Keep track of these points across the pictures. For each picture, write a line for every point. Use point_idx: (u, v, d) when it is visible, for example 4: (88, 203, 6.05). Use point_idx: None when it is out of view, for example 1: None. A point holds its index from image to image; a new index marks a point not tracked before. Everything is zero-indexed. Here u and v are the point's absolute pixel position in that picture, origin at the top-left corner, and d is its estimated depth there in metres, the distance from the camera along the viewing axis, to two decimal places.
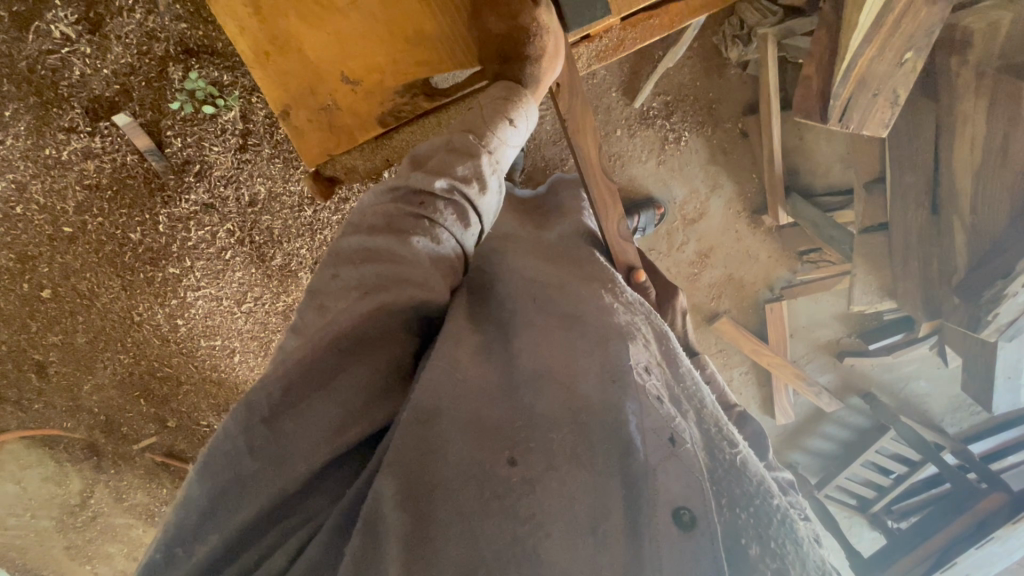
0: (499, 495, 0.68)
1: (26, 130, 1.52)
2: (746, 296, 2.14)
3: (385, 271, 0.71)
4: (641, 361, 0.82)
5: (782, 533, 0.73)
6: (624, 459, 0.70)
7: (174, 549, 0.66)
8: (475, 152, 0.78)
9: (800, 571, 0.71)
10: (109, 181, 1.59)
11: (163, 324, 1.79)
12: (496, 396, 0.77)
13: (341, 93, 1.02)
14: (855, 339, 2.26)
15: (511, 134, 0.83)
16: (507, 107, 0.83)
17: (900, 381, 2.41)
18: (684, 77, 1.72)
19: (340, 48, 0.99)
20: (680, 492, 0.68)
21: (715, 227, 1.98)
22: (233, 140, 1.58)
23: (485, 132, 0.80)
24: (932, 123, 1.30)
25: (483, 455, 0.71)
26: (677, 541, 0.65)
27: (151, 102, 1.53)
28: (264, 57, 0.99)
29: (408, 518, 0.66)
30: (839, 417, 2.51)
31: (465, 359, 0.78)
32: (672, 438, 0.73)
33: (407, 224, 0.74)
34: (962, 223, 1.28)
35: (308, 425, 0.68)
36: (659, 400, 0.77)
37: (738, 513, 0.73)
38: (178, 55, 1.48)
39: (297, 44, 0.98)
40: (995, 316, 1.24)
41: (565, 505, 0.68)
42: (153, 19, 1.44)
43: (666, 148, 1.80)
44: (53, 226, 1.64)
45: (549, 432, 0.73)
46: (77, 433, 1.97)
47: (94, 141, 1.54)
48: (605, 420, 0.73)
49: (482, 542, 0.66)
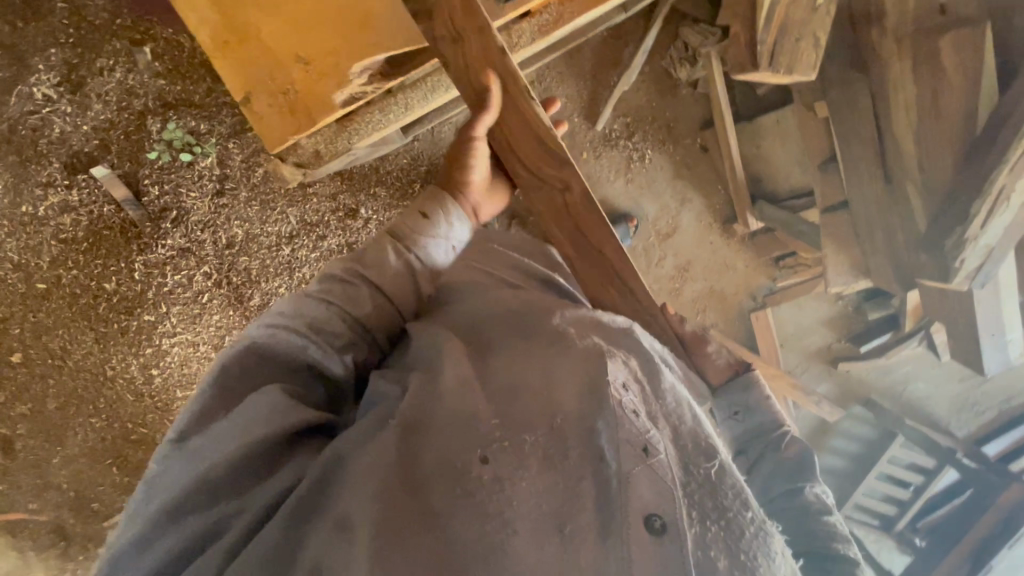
0: (466, 493, 0.60)
1: (4, 188, 1.54)
2: (730, 308, 2.15)
3: (356, 302, 0.79)
4: (619, 376, 0.71)
5: (756, 545, 0.63)
6: (597, 467, 0.63)
7: (126, 545, 0.59)
8: (422, 231, 0.86)
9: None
10: (85, 233, 1.60)
11: (137, 376, 1.73)
12: (471, 395, 0.69)
13: (299, 77, 1.02)
14: (845, 344, 2.25)
15: (435, 233, 0.87)
16: (432, 205, 0.88)
17: (898, 384, 2.34)
18: (640, 100, 1.83)
19: (297, 34, 1.01)
20: (652, 497, 0.61)
21: (689, 240, 2.02)
22: (209, 185, 1.62)
23: (435, 212, 0.88)
24: (868, 96, 1.39)
25: (456, 452, 0.63)
26: (647, 547, 0.59)
27: (129, 155, 1.57)
28: (224, 47, 1.01)
29: (378, 509, 0.57)
30: (845, 429, 2.43)
31: (454, 365, 0.73)
32: (645, 446, 0.65)
33: (377, 251, 0.84)
34: (914, 182, 1.33)
35: (265, 393, 0.68)
36: (635, 413, 0.67)
37: (707, 526, 0.62)
38: (156, 108, 1.56)
39: (256, 31, 1.00)
40: (963, 261, 1.27)
41: (532, 509, 0.60)
42: (133, 76, 1.53)
43: (632, 167, 1.88)
44: (26, 284, 1.62)
45: (523, 433, 0.65)
46: (44, 516, 1.83)
47: (72, 194, 1.57)
48: (580, 429, 0.66)
49: (449, 543, 0.57)
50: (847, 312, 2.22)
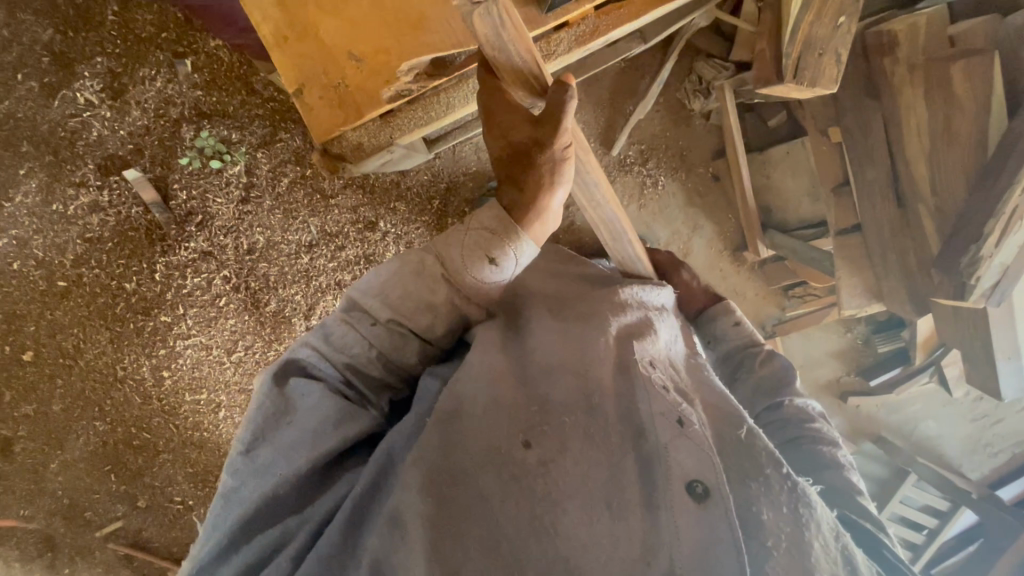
0: (515, 476, 0.68)
1: (37, 187, 1.59)
2: None
3: (408, 328, 0.79)
4: (646, 355, 0.81)
5: (798, 496, 0.69)
6: (637, 440, 0.71)
7: (212, 551, 0.70)
8: (482, 273, 0.78)
9: (818, 534, 0.67)
10: (111, 233, 1.63)
11: (147, 378, 1.73)
12: (512, 381, 0.78)
13: (350, 72, 1.07)
14: (856, 378, 2.25)
15: (498, 271, 0.79)
16: (495, 244, 0.77)
17: (910, 422, 2.34)
18: (655, 128, 1.90)
19: (353, 31, 1.06)
20: (692, 465, 0.67)
21: (700, 266, 2.05)
22: (236, 192, 1.66)
23: (496, 252, 0.77)
24: (880, 124, 1.45)
25: (501, 437, 0.71)
26: (692, 510, 0.65)
27: (161, 159, 1.63)
28: (283, 42, 1.06)
29: (429, 504, 0.66)
30: (858, 468, 2.36)
31: (489, 342, 0.81)
32: (679, 419, 0.71)
33: (428, 292, 0.78)
34: (927, 207, 1.38)
35: (308, 415, 0.74)
36: (665, 389, 0.76)
37: (748, 483, 0.71)
38: (191, 117, 1.62)
39: (315, 32, 1.06)
40: (979, 280, 1.24)
41: (580, 486, 0.68)
42: (172, 86, 1.60)
43: (645, 193, 1.93)
44: (47, 281, 1.65)
45: (562, 416, 0.73)
46: (35, 522, 1.79)
47: (102, 195, 1.61)
48: (616, 403, 0.75)
49: (500, 526, 0.65)
50: (856, 345, 2.22)
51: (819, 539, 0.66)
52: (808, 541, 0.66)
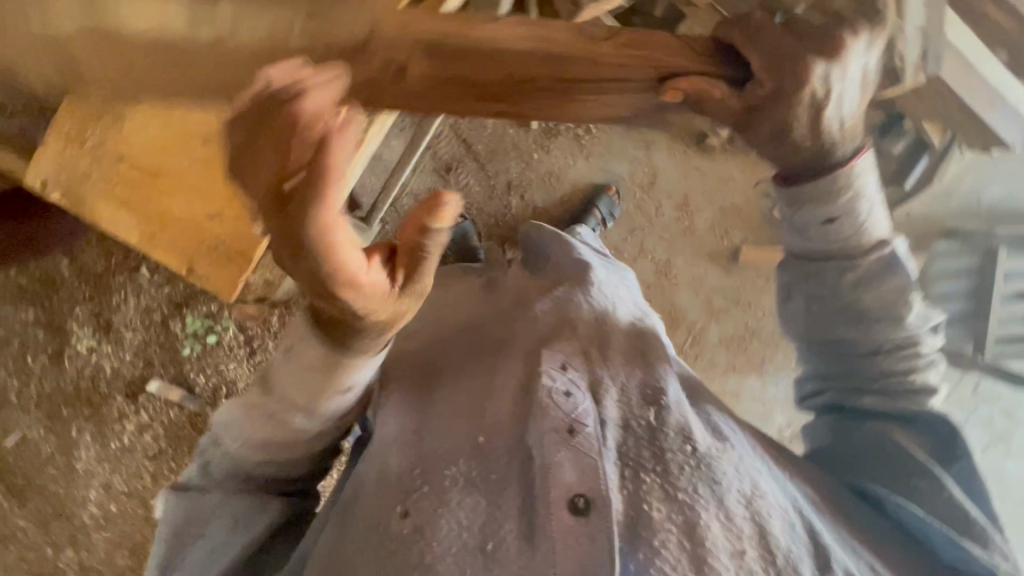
0: (393, 551, 0.68)
1: (93, 436, 1.76)
2: (751, 217, 2.06)
3: (288, 456, 0.79)
4: (557, 362, 0.82)
5: (693, 479, 0.71)
6: (526, 464, 0.72)
7: None
8: (326, 401, 0.73)
9: (717, 513, 0.69)
10: (166, 440, 1.78)
11: None
12: (408, 441, 0.76)
13: (218, 229, 1.01)
14: (889, 191, 2.08)
15: (343, 392, 0.73)
16: (330, 381, 0.70)
17: (965, 200, 2.15)
18: None
19: (206, 193, 1.01)
20: (574, 480, 0.69)
21: (675, 176, 2.00)
22: (241, 350, 1.77)
23: (327, 378, 0.70)
24: None
25: (382, 512, 0.71)
26: (574, 529, 0.66)
27: (169, 359, 1.76)
28: (152, 237, 1.02)
29: None
30: (941, 272, 2.15)
31: (383, 423, 0.78)
32: (570, 429, 0.73)
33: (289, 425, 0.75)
34: None
35: (205, 526, 0.78)
36: (566, 398, 0.77)
37: (640, 478, 0.71)
38: (172, 312, 1.75)
39: (171, 215, 1.01)
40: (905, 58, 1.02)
41: (455, 534, 0.67)
42: (144, 296, 1.73)
43: (584, 143, 1.93)
44: (143, 506, 1.80)
45: (446, 468, 0.72)
46: None
47: (143, 414, 1.76)
48: (506, 436, 0.75)
49: None
50: None
51: (712, 517, 0.68)
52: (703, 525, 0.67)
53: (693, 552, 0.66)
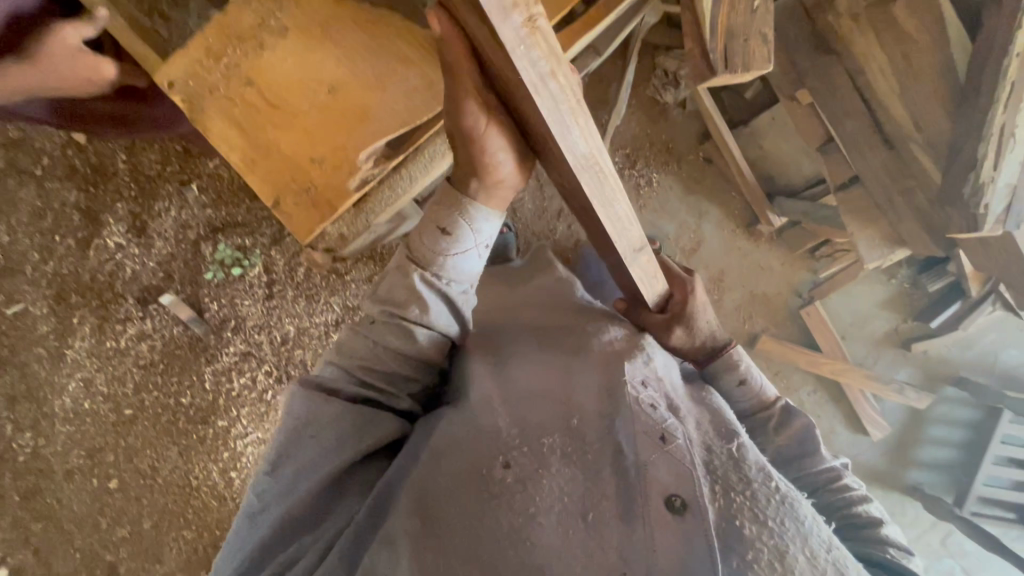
0: (494, 494, 0.66)
1: (90, 331, 1.75)
2: (777, 309, 2.09)
3: (400, 318, 0.78)
4: (636, 375, 0.82)
5: (782, 511, 0.67)
6: (617, 456, 0.69)
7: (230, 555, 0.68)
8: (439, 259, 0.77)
9: (801, 547, 0.64)
10: (160, 355, 1.77)
11: (219, 481, 1.83)
12: (497, 406, 0.77)
13: (316, 174, 1.05)
14: (914, 323, 2.12)
15: (455, 244, 0.77)
16: (444, 213, 0.76)
17: (986, 355, 2.17)
18: (634, 129, 1.91)
19: (307, 137, 1.05)
20: (671, 480, 0.67)
21: (717, 250, 2.02)
22: (260, 291, 1.78)
23: (450, 227, 0.76)
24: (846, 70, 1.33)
25: (476, 461, 0.69)
26: (671, 525, 0.63)
27: (189, 279, 1.77)
28: (252, 166, 1.05)
29: (417, 521, 0.65)
30: (941, 415, 2.23)
31: (472, 382, 0.81)
32: (662, 436, 0.71)
33: (402, 299, 0.78)
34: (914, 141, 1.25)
35: (323, 433, 0.72)
36: (651, 408, 0.75)
37: (733, 497, 0.67)
38: (207, 234, 1.76)
39: (276, 149, 1.05)
40: (987, 207, 1.15)
41: (557, 497, 0.65)
42: (185, 211, 1.74)
43: (642, 193, 1.94)
44: (116, 412, 1.80)
45: (541, 438, 0.71)
46: None
47: (146, 324, 1.76)
48: (596, 425, 0.74)
49: (480, 540, 0.63)
50: (906, 291, 2.10)
51: (800, 554, 0.63)
52: (789, 554, 0.63)
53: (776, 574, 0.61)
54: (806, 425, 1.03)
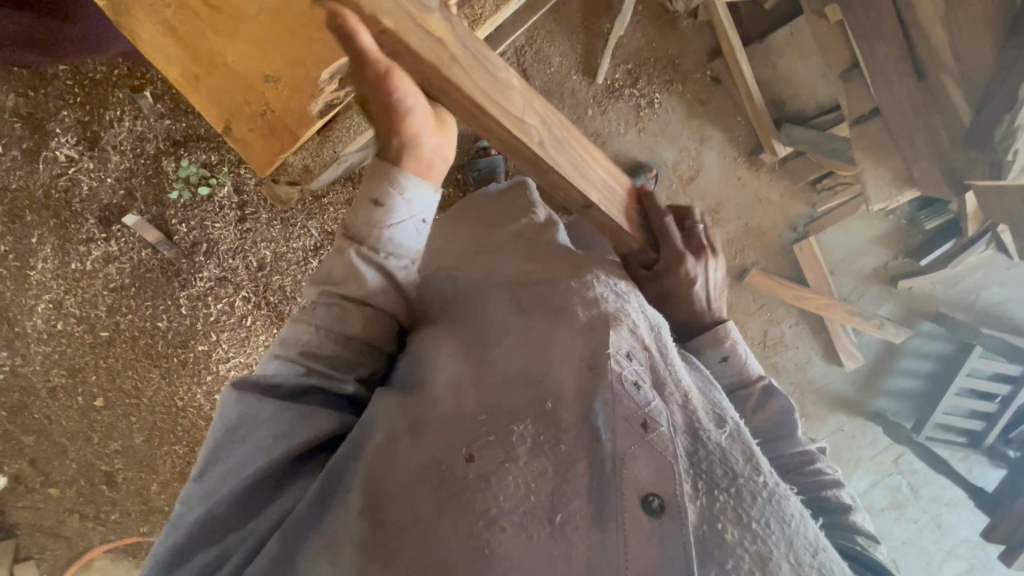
0: (455, 493, 0.65)
1: (52, 251, 1.65)
2: (770, 242, 2.04)
3: (339, 295, 0.75)
4: (621, 346, 0.77)
5: (767, 511, 0.65)
6: (592, 446, 0.66)
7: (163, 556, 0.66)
8: (368, 233, 0.75)
9: (786, 551, 0.62)
10: (131, 279, 1.70)
11: (204, 403, 1.85)
12: (469, 389, 0.75)
13: (271, 97, 1.05)
14: (905, 260, 2.10)
15: (391, 215, 0.75)
16: (377, 185, 0.74)
17: (969, 293, 2.19)
18: (639, 41, 1.73)
19: (260, 56, 1.02)
20: (649, 477, 0.63)
21: (716, 179, 1.92)
22: (231, 214, 1.68)
23: (376, 200, 0.74)
24: None
25: (441, 455, 0.68)
26: (644, 528, 0.60)
27: (153, 198, 1.65)
28: (197, 82, 1.02)
29: (366, 524, 0.65)
30: (915, 348, 2.29)
31: (448, 361, 0.79)
32: (644, 423, 0.67)
33: (338, 275, 0.75)
34: (952, 77, 1.24)
35: (251, 446, 0.69)
36: (634, 388, 0.71)
37: (716, 496, 0.64)
38: (168, 148, 1.61)
39: (223, 64, 1.02)
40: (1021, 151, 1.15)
41: (521, 496, 0.64)
42: (140, 122, 1.58)
43: (642, 115, 1.80)
44: (91, 334, 1.75)
45: (512, 424, 0.70)
46: (154, 535, 2.02)
47: (111, 246, 1.66)
48: (574, 407, 0.70)
49: (434, 542, 0.63)
50: (901, 227, 2.06)
51: (783, 559, 0.62)
52: (773, 560, 0.61)
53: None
54: (782, 407, 1.08)
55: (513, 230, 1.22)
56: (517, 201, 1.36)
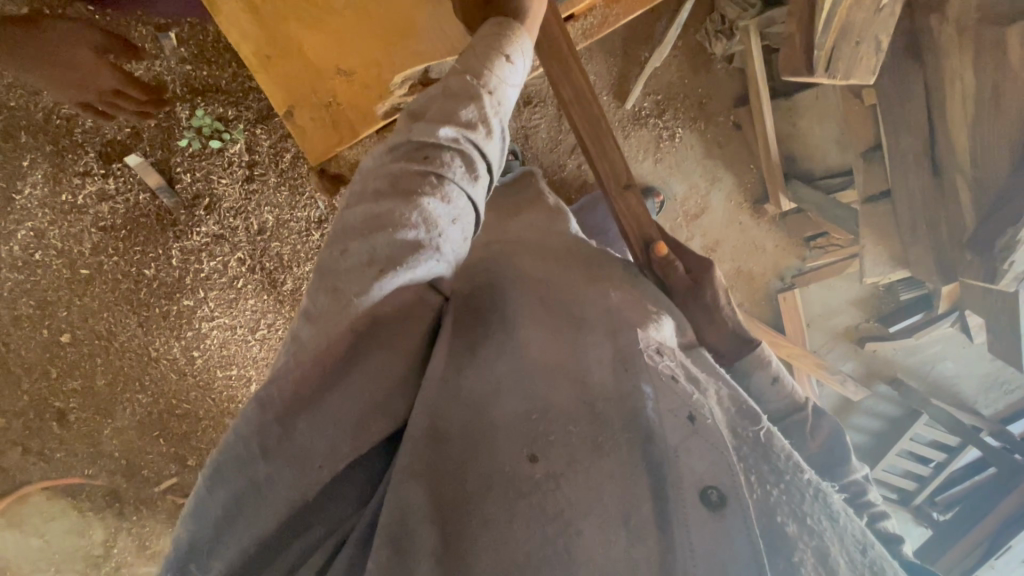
0: (524, 493, 0.67)
1: (43, 178, 1.58)
2: (757, 287, 2.13)
3: (434, 174, 0.72)
4: (652, 343, 0.80)
5: (817, 507, 0.69)
6: (645, 444, 0.69)
7: (187, 544, 0.65)
8: (476, 93, 0.75)
9: (838, 546, 0.66)
10: (122, 221, 1.65)
11: (179, 357, 1.81)
12: (510, 388, 0.76)
13: (340, 90, 1.05)
14: (875, 324, 2.22)
15: (512, 69, 0.80)
16: (503, 40, 0.80)
17: (926, 363, 2.33)
18: (672, 76, 1.76)
19: (336, 46, 1.02)
20: (706, 471, 0.66)
21: (718, 220, 1.98)
22: (240, 171, 1.63)
23: (482, 70, 0.77)
24: (920, 84, 1.41)
25: (503, 458, 0.70)
26: (708, 521, 0.63)
27: (160, 142, 1.59)
28: (266, 62, 1.02)
29: (437, 536, 0.65)
30: (869, 407, 2.43)
31: (480, 349, 0.80)
32: (690, 414, 0.70)
33: (414, 183, 0.71)
34: (964, 176, 1.36)
35: (344, 400, 0.67)
36: (673, 380, 0.75)
37: (769, 489, 0.69)
38: (184, 94, 1.55)
39: (297, 46, 1.01)
40: (1010, 264, 1.28)
41: (597, 499, 0.66)
42: (160, 63, 1.52)
43: (662, 146, 1.83)
44: (70, 269, 1.68)
45: (569, 424, 0.72)
46: (99, 480, 1.93)
47: (108, 183, 1.60)
48: (621, 406, 0.73)
49: (513, 549, 0.64)
50: (878, 293, 2.19)
51: (839, 556, 0.66)
52: (830, 553, 0.65)
53: (820, 571, 0.64)
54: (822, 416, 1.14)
55: (520, 224, 1.24)
56: (525, 191, 1.40)
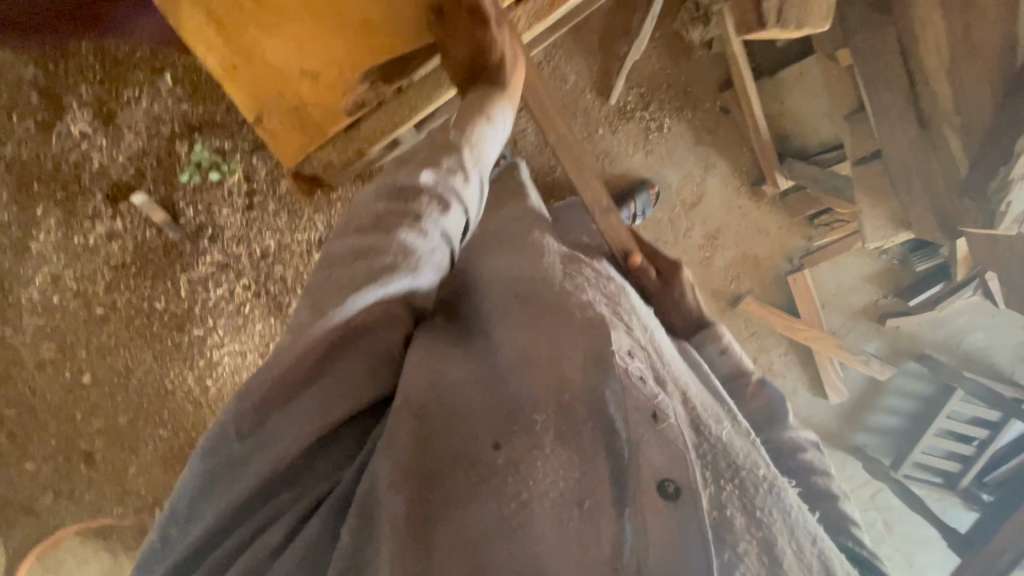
0: (484, 478, 0.66)
1: (56, 223, 1.65)
2: (765, 272, 2.10)
3: (412, 212, 0.74)
4: (624, 345, 0.80)
5: (769, 501, 0.69)
6: (609, 437, 0.70)
7: (171, 517, 0.68)
8: (457, 145, 0.80)
9: (787, 538, 0.66)
10: (132, 258, 1.71)
11: (194, 387, 1.85)
12: (483, 380, 0.75)
13: (306, 92, 1.05)
14: (893, 299, 2.15)
15: (492, 125, 0.86)
16: (487, 101, 0.86)
17: (955, 337, 2.24)
18: (653, 68, 1.77)
19: (296, 46, 1.01)
20: (663, 464, 0.67)
21: (717, 207, 1.96)
22: (240, 200, 1.68)
23: (465, 126, 0.82)
24: (892, 35, 1.39)
25: (468, 441, 0.68)
26: (662, 510, 0.64)
27: (163, 179, 1.66)
28: (231, 71, 1.03)
29: (401, 506, 0.62)
30: (898, 388, 2.34)
31: (455, 343, 0.80)
32: (653, 413, 0.71)
33: (394, 220, 0.73)
34: (950, 123, 1.28)
35: (320, 396, 0.67)
36: (642, 381, 0.75)
37: (723, 485, 0.68)
38: (182, 131, 1.62)
39: (258, 53, 1.01)
40: (1008, 207, 1.18)
41: (552, 482, 0.65)
42: (157, 103, 1.58)
43: (651, 138, 1.83)
44: (86, 309, 1.74)
45: (534, 413, 0.70)
46: (128, 519, 1.96)
47: (117, 223, 1.67)
48: (586, 400, 0.73)
49: (472, 529, 0.63)
50: (893, 267, 2.11)
51: (787, 548, 0.66)
52: (776, 547, 0.65)
53: (767, 565, 0.63)
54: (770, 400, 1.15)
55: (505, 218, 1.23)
56: (509, 182, 1.38)
